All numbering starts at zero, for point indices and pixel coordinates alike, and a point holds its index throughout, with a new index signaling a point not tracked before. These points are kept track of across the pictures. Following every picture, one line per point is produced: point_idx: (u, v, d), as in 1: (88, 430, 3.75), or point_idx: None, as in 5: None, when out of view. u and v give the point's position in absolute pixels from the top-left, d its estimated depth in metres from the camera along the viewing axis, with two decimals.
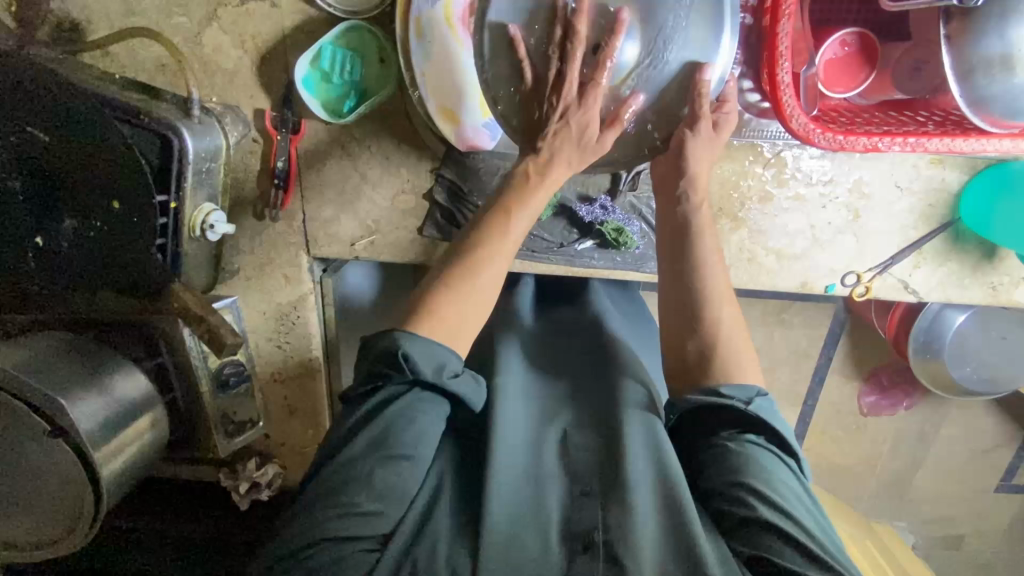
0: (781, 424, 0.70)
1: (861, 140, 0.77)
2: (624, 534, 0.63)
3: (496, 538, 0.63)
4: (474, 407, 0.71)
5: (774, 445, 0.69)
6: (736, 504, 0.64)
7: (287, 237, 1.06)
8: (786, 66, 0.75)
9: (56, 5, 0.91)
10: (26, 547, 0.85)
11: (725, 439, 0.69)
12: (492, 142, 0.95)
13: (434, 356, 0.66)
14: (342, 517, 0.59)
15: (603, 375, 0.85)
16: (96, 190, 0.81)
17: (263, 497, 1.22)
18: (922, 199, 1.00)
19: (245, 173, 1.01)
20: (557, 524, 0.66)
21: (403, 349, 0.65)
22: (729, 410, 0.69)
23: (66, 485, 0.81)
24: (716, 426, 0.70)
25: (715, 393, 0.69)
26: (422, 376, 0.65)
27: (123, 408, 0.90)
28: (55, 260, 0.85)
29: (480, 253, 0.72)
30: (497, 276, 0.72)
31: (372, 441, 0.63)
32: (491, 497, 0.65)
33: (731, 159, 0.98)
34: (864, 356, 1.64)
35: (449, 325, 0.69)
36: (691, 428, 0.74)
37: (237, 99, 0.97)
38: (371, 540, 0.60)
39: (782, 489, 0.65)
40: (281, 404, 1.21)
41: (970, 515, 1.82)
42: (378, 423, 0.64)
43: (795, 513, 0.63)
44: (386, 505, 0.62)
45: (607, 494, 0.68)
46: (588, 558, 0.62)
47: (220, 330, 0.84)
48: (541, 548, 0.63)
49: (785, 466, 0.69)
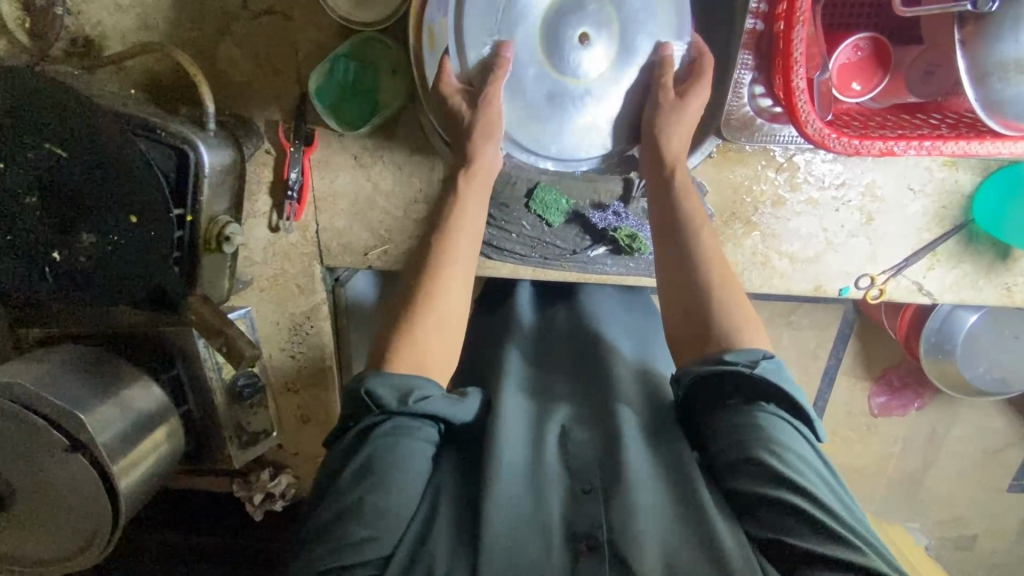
0: (791, 388, 0.69)
1: (877, 144, 0.77)
2: (629, 532, 0.62)
3: (500, 546, 0.60)
4: (456, 420, 0.71)
5: (786, 411, 0.69)
6: (751, 480, 0.64)
7: (300, 247, 1.06)
8: (801, 72, 0.75)
9: (70, 22, 0.92)
10: (46, 562, 0.86)
11: (732, 408, 0.69)
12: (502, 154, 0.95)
13: (396, 384, 0.67)
14: (338, 550, 0.58)
15: (595, 370, 0.87)
16: (113, 206, 0.81)
17: (277, 508, 1.21)
18: (935, 200, 1.00)
19: (257, 185, 1.01)
20: (558, 524, 0.64)
21: (365, 386, 0.67)
22: (735, 376, 0.68)
23: (84, 501, 0.81)
24: (724, 396, 0.70)
25: (718, 361, 0.69)
26: (387, 407, 0.66)
27: (139, 421, 0.90)
28: (70, 276, 0.84)
29: (449, 249, 0.78)
30: (465, 268, 0.78)
31: (358, 469, 0.63)
32: (499, 504, 0.64)
33: (743, 164, 0.99)
34: (875, 357, 1.64)
35: (441, 297, 0.75)
36: (699, 404, 0.73)
37: (250, 112, 0.97)
38: (372, 565, 0.58)
39: (796, 461, 0.64)
40: (294, 413, 1.21)
41: (984, 515, 1.81)
42: (364, 450, 0.64)
43: (809, 485, 0.63)
44: (380, 529, 0.60)
45: (608, 490, 0.67)
46: (594, 560, 0.61)
47: (237, 342, 0.85)
48: (542, 551, 0.62)
49: (798, 435, 0.68)
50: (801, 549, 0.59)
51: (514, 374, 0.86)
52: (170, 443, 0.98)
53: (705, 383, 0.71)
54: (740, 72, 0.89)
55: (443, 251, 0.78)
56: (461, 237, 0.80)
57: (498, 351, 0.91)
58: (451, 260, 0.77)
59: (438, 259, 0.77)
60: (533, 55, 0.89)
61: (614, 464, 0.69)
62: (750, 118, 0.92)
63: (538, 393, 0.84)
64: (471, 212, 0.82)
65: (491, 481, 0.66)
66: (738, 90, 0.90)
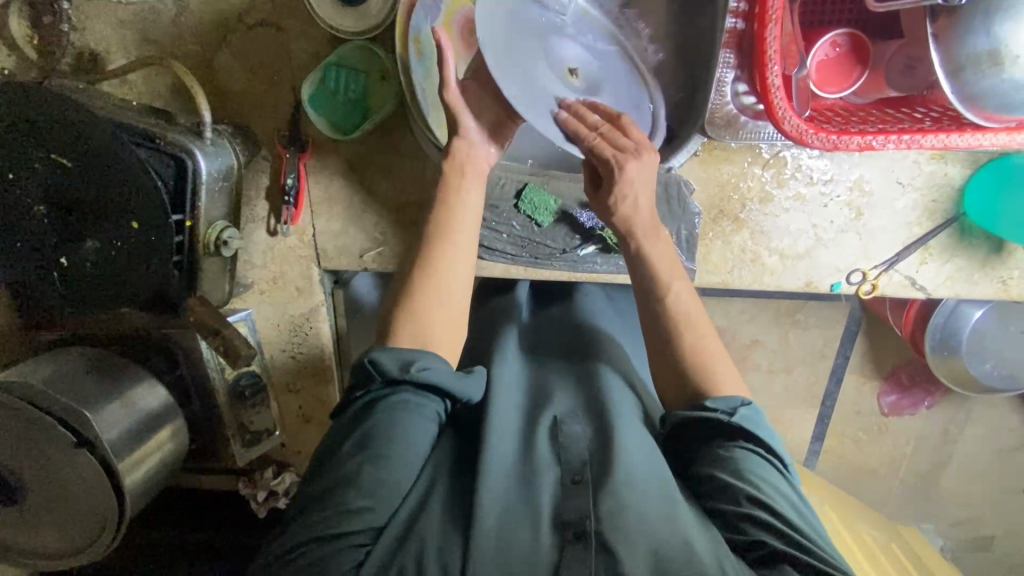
0: (765, 432, 0.71)
1: (855, 138, 0.77)
2: (615, 525, 0.61)
3: (486, 533, 0.60)
4: (459, 395, 0.72)
5: (765, 451, 0.71)
6: (727, 500, 0.66)
7: (298, 251, 1.09)
8: (775, 69, 0.76)
9: (76, 39, 0.97)
10: (54, 556, 0.90)
11: (714, 448, 0.71)
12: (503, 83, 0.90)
13: (397, 354, 0.70)
14: (331, 515, 0.60)
15: (581, 370, 0.89)
16: (119, 212, 0.84)
17: (281, 505, 1.24)
18: (925, 194, 1.00)
19: (256, 190, 1.05)
20: (547, 514, 0.64)
21: (370, 357, 0.70)
22: (714, 424, 0.71)
23: (90, 495, 0.84)
24: (707, 438, 0.72)
25: (700, 407, 0.72)
26: (388, 373, 0.68)
27: (145, 418, 0.94)
28: (75, 280, 0.86)
29: (442, 252, 0.79)
30: (459, 279, 0.79)
31: (358, 443, 0.65)
32: (486, 491, 0.65)
33: (730, 161, 1.00)
34: (881, 355, 1.62)
35: (436, 283, 0.77)
36: (683, 439, 0.75)
37: (248, 120, 1.01)
38: (365, 534, 0.60)
39: (770, 488, 0.67)
40: (296, 413, 1.23)
41: (999, 516, 1.78)
42: (364, 425, 0.66)
43: (781, 508, 0.65)
44: (376, 501, 0.62)
45: (598, 482, 0.66)
46: (580, 547, 0.60)
47: (233, 341, 0.88)
48: (532, 539, 0.61)
49: (775, 469, 0.70)
50: (774, 552, 0.61)
51: (508, 370, 0.87)
52: (175, 442, 1.01)
53: (686, 427, 0.74)
54: (722, 70, 0.89)
55: (434, 255, 0.79)
56: (458, 243, 0.80)
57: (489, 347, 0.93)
58: (441, 270, 0.78)
59: (434, 273, 0.77)
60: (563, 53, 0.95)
61: (606, 459, 0.69)
62: (733, 116, 0.93)
63: (535, 393, 0.84)
64: (468, 213, 0.83)
65: (482, 468, 0.67)
66: (721, 89, 0.90)
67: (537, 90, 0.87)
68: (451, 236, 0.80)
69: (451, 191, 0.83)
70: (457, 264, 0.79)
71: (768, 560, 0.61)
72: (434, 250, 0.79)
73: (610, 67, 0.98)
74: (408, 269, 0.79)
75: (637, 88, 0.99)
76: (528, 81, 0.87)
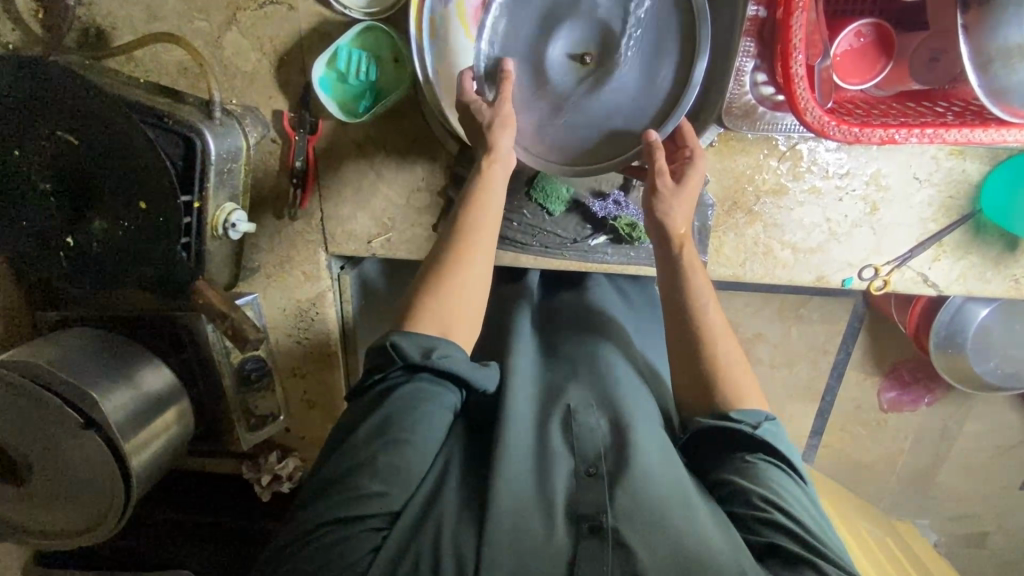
0: (787, 448, 0.72)
1: (878, 132, 0.76)
2: (632, 521, 0.61)
3: (501, 522, 0.60)
4: (475, 386, 0.72)
5: (785, 466, 0.71)
6: (745, 505, 0.66)
7: (305, 235, 1.08)
8: (800, 59, 0.74)
9: (81, 12, 0.94)
10: (62, 536, 0.90)
11: (735, 459, 0.71)
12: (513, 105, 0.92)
13: (420, 340, 0.69)
14: (348, 499, 0.60)
15: (592, 359, 0.88)
16: (123, 193, 0.83)
17: (285, 490, 1.23)
18: (941, 190, 0.99)
19: (264, 173, 1.03)
20: (561, 505, 0.64)
21: (390, 339, 0.69)
22: (738, 435, 0.71)
23: (97, 476, 0.84)
24: (729, 449, 0.72)
25: (725, 417, 0.72)
26: (410, 358, 0.67)
27: (150, 400, 0.94)
28: (83, 259, 0.87)
29: (466, 249, 0.77)
30: (482, 273, 0.77)
31: (376, 428, 0.64)
32: (500, 483, 0.64)
33: (745, 153, 0.98)
34: (883, 351, 1.62)
35: (459, 273, 0.75)
36: (703, 448, 0.75)
37: (256, 100, 0.99)
38: (380, 518, 0.60)
39: (789, 498, 0.67)
40: (301, 398, 1.23)
41: (993, 513, 1.80)
42: (382, 411, 0.65)
43: (798, 517, 0.65)
44: (391, 486, 0.62)
45: (614, 476, 0.66)
46: (596, 541, 0.60)
47: (243, 325, 0.88)
48: (546, 533, 0.61)
49: (794, 483, 0.70)
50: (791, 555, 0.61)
51: (523, 359, 0.86)
52: (180, 424, 1.01)
53: (709, 437, 0.74)
54: (742, 60, 0.88)
55: (458, 246, 0.77)
56: (484, 238, 0.79)
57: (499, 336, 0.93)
58: (467, 261, 0.76)
59: (451, 268, 0.75)
60: (569, 40, 0.91)
61: (623, 453, 0.69)
62: (752, 107, 0.91)
63: (549, 384, 0.83)
64: (494, 209, 0.81)
65: (498, 457, 0.67)
66: (739, 79, 0.89)
67: (553, 118, 0.94)
68: (477, 233, 0.78)
69: (484, 185, 0.82)
70: (478, 256, 0.77)
71: (791, 561, 0.61)
72: (457, 240, 0.78)
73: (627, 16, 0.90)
74: (435, 255, 0.77)
75: (665, 35, 0.91)
76: (539, 115, 0.93)
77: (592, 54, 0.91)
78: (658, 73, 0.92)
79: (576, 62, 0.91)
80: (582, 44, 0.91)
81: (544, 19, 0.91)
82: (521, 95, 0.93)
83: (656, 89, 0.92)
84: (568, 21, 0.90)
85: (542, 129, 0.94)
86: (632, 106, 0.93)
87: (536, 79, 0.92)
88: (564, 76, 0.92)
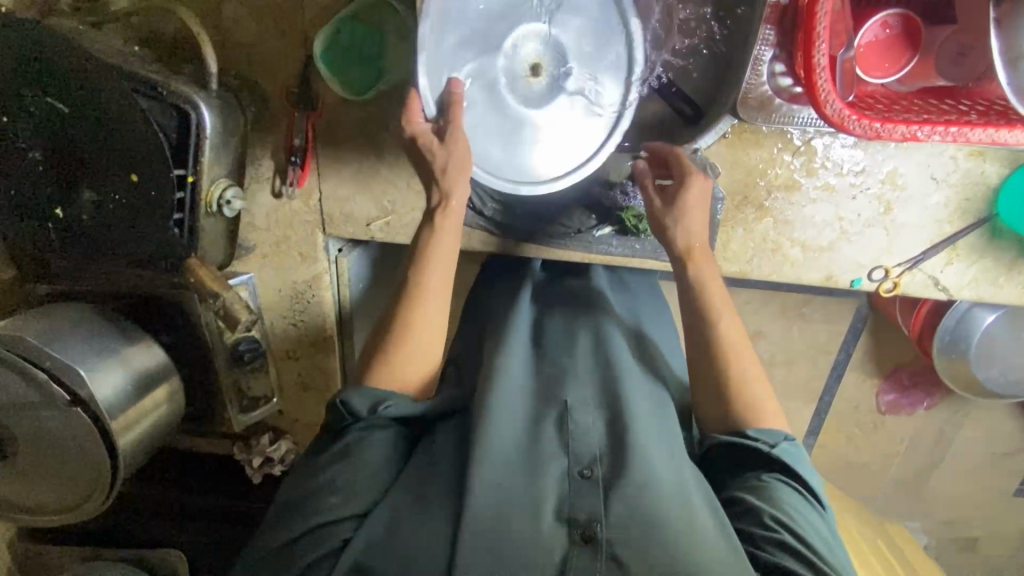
0: (805, 468, 0.72)
1: (899, 128, 0.73)
2: (625, 531, 0.62)
3: (482, 520, 0.62)
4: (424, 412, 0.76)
5: (804, 489, 0.70)
6: (754, 524, 0.66)
7: (303, 215, 1.06)
8: (823, 48, 0.71)
9: None
10: (47, 513, 0.89)
11: (752, 477, 0.71)
12: (471, 134, 0.85)
13: (366, 394, 0.73)
14: (315, 509, 0.66)
15: (595, 351, 0.86)
16: (117, 165, 0.81)
17: (276, 472, 1.21)
18: (959, 191, 0.96)
19: (262, 150, 1.00)
20: (551, 508, 0.65)
21: (340, 398, 0.73)
22: (755, 452, 0.71)
23: (85, 455, 0.82)
24: (748, 467, 0.72)
25: (741, 434, 0.73)
26: (358, 414, 0.71)
27: (140, 378, 0.92)
28: (72, 231, 0.84)
29: (420, 295, 0.78)
30: (438, 313, 0.79)
31: (335, 455, 0.70)
32: (482, 480, 0.65)
33: (759, 145, 0.95)
34: (885, 354, 1.59)
35: (412, 317, 0.77)
36: (724, 465, 0.75)
37: (256, 74, 0.96)
38: (346, 524, 0.65)
39: (801, 519, 0.66)
40: (295, 381, 1.21)
41: (985, 518, 1.79)
42: (338, 445, 0.71)
43: (810, 540, 0.64)
44: (353, 492, 0.67)
45: (609, 481, 0.66)
46: (588, 550, 0.61)
47: (233, 307, 0.90)
48: (533, 532, 0.63)
49: (811, 505, 0.70)
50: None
51: (520, 350, 0.84)
52: (172, 404, 0.99)
53: (729, 454, 0.74)
54: (760, 48, 0.84)
55: (412, 294, 0.78)
56: (438, 278, 0.80)
57: (498, 326, 0.90)
58: (422, 305, 0.78)
59: (407, 313, 0.77)
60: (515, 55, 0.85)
61: (620, 458, 0.68)
62: (768, 98, 0.88)
63: (543, 374, 0.82)
64: (449, 252, 0.81)
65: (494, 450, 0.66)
66: (757, 68, 0.86)
67: (512, 143, 0.87)
68: (433, 274, 0.79)
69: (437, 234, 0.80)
70: (434, 292, 0.79)
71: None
72: (411, 295, 0.78)
73: (564, 31, 0.85)
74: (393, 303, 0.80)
75: (605, 49, 0.86)
76: (496, 141, 0.86)
77: (541, 69, 0.86)
78: (606, 78, 0.87)
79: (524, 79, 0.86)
80: (527, 56, 0.85)
81: (483, 38, 0.84)
82: (470, 120, 0.85)
83: (603, 108, 0.88)
84: (507, 39, 0.84)
85: (502, 155, 0.87)
86: (583, 118, 0.88)
87: (488, 103, 0.85)
88: (516, 96, 0.86)
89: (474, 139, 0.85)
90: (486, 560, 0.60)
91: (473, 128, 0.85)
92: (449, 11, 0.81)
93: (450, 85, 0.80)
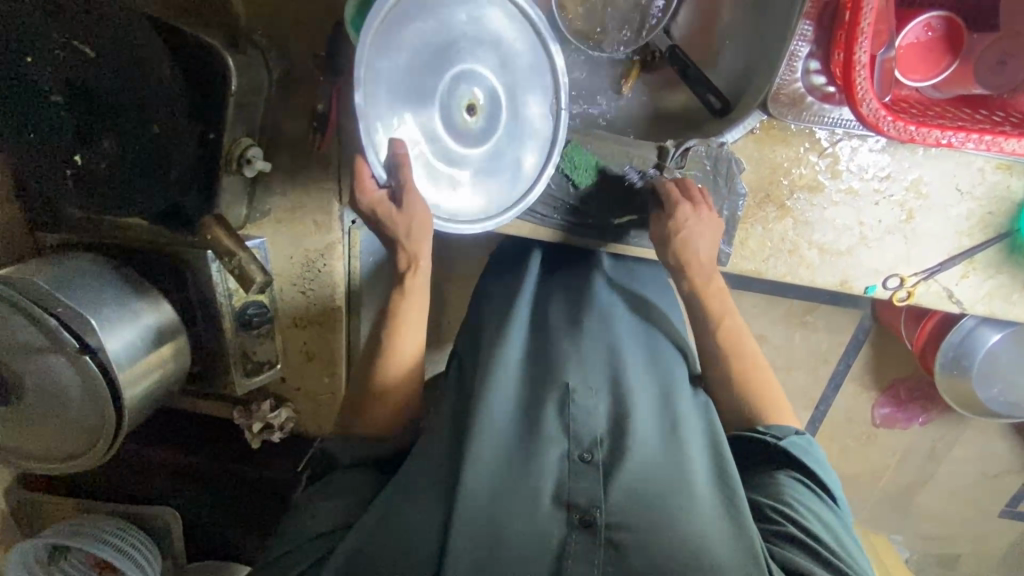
0: (814, 461, 0.75)
1: (934, 133, 0.72)
2: (625, 518, 0.62)
3: (478, 504, 0.62)
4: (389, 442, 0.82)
5: (812, 483, 0.73)
6: (760, 517, 0.69)
7: (320, 182, 1.05)
8: (865, 45, 0.70)
9: None
10: (44, 460, 0.88)
11: (764, 474, 0.75)
12: (428, 190, 0.80)
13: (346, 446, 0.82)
14: (305, 524, 0.72)
15: (604, 332, 0.85)
16: (141, 114, 0.79)
17: (275, 439, 1.22)
18: (982, 205, 0.96)
19: (285, 113, 0.99)
20: (550, 490, 0.65)
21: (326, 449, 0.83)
22: (763, 445, 0.75)
23: (88, 405, 0.82)
24: (762, 463, 0.76)
25: (752, 429, 0.77)
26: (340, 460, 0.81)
27: (148, 333, 0.91)
28: (88, 179, 0.81)
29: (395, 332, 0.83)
30: (415, 342, 0.85)
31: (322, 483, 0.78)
32: (483, 459, 0.65)
33: (786, 143, 0.95)
34: (886, 367, 1.59)
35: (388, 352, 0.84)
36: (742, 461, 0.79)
37: (285, 35, 0.95)
38: (327, 534, 0.71)
39: (807, 511, 0.69)
40: (300, 349, 1.20)
41: (968, 536, 1.81)
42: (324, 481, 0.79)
43: (817, 532, 0.66)
44: (335, 504, 0.74)
45: (609, 468, 0.66)
46: (587, 535, 0.61)
47: (249, 269, 0.88)
48: (531, 518, 0.63)
49: (819, 499, 0.72)
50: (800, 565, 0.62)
51: (519, 332, 0.83)
52: (177, 361, 0.99)
53: (745, 451, 0.78)
54: (797, 43, 0.84)
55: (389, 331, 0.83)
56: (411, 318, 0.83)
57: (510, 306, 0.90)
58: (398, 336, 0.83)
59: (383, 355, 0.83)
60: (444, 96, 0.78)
61: (620, 446, 0.68)
62: (800, 96, 0.89)
63: (548, 354, 0.81)
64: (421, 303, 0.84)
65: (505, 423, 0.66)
66: (793, 63, 0.86)
67: (462, 188, 0.84)
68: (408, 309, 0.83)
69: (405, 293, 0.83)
70: (409, 322, 0.83)
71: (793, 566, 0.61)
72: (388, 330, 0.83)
73: (480, 61, 0.80)
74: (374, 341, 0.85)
75: (518, 75, 0.84)
76: (448, 191, 0.83)
77: (473, 109, 0.80)
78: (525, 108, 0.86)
79: (461, 121, 0.80)
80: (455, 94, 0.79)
81: (411, 84, 0.76)
82: (420, 175, 0.79)
83: (528, 134, 0.88)
84: (434, 82, 0.77)
85: (458, 201, 0.84)
86: (514, 150, 0.87)
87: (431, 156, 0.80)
88: (455, 140, 0.81)
89: (433, 195, 0.81)
90: (484, 541, 0.60)
91: (427, 184, 0.80)
92: (373, 66, 0.72)
93: (394, 147, 0.74)
